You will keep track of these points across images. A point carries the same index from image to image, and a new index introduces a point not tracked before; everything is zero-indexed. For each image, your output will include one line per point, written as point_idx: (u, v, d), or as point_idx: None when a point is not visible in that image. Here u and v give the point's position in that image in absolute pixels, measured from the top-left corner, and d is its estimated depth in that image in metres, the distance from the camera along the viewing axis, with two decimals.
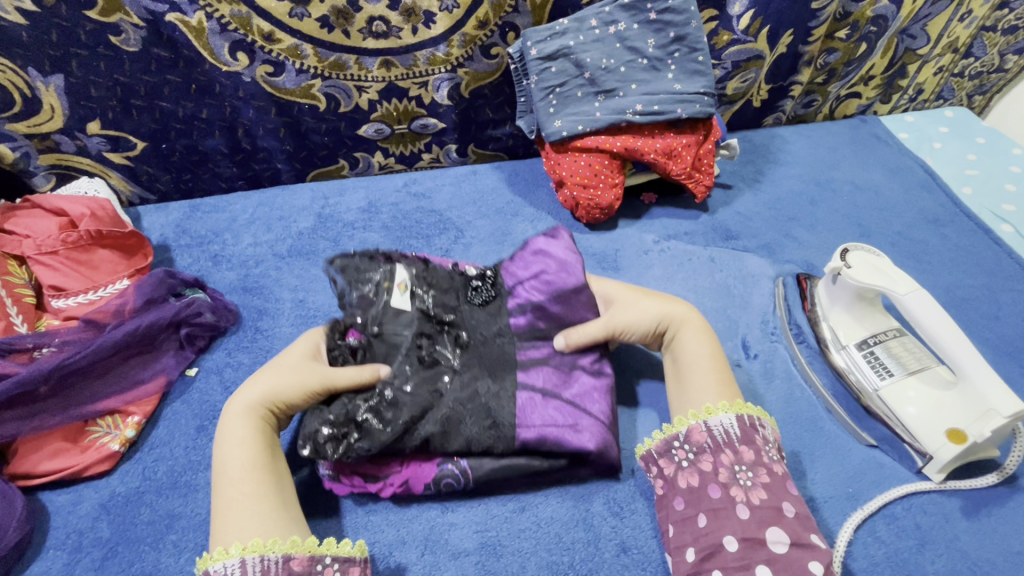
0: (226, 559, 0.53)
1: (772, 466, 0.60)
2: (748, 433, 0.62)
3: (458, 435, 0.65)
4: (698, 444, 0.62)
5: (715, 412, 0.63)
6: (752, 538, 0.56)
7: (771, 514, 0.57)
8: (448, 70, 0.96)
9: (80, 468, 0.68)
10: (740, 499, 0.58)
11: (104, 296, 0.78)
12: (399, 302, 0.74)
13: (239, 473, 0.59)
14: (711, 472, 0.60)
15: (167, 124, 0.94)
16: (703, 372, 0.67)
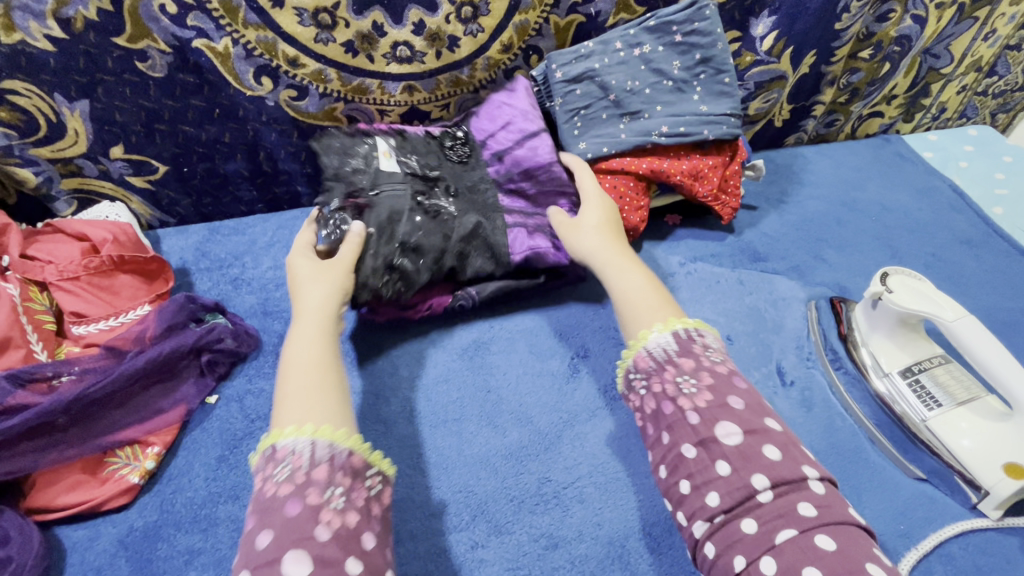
0: (298, 435, 0.53)
1: (713, 366, 0.59)
2: (684, 343, 0.61)
3: (471, 266, 0.82)
4: (644, 369, 0.61)
5: (652, 335, 0.62)
6: (702, 443, 0.54)
7: (717, 411, 0.55)
8: (470, 92, 0.96)
9: (98, 502, 0.66)
10: (688, 406, 0.56)
11: (125, 322, 0.77)
12: (388, 166, 0.84)
13: (301, 372, 0.60)
14: (662, 391, 0.58)
15: (190, 148, 0.94)
16: (645, 299, 0.69)
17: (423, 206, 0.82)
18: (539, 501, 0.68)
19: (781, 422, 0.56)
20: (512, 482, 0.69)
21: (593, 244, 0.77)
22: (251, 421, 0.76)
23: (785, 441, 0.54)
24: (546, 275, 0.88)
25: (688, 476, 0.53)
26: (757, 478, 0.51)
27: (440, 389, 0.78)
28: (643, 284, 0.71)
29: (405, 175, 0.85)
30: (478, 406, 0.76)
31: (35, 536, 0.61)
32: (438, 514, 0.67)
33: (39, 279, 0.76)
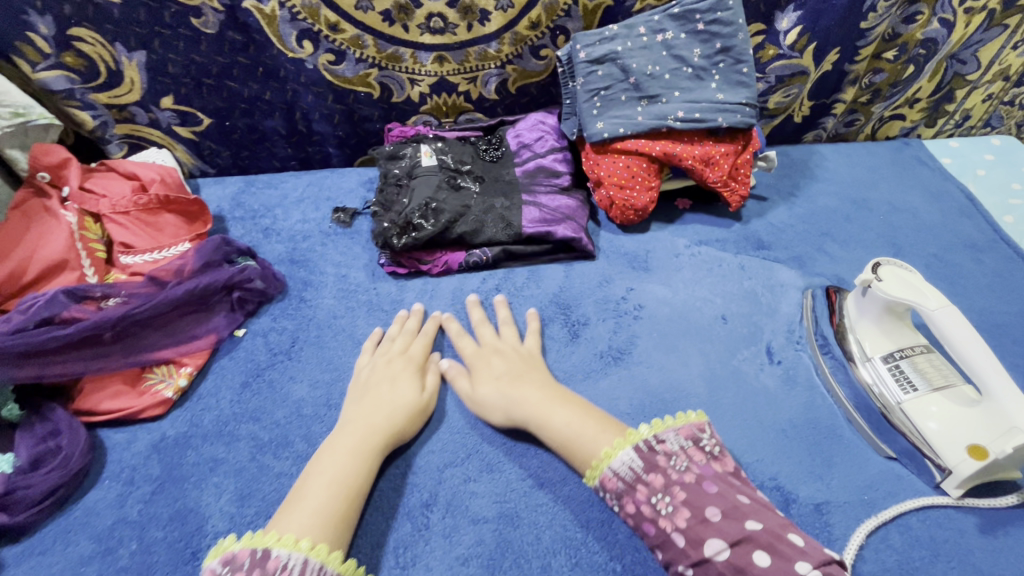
0: (293, 549, 0.56)
1: (686, 479, 0.61)
2: (650, 459, 0.63)
3: (483, 233, 0.92)
4: (612, 492, 0.63)
5: (617, 453, 0.64)
6: (699, 562, 0.56)
7: (701, 528, 0.57)
8: (497, 66, 1.00)
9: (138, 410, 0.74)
10: (670, 527, 0.59)
11: (167, 256, 0.84)
12: (427, 162, 1.00)
13: (331, 487, 0.63)
14: (637, 513, 0.61)
15: (233, 103, 1.00)
16: (584, 430, 0.68)
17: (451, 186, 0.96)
18: (529, 446, 0.74)
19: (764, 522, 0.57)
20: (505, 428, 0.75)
21: (504, 394, 0.73)
22: (274, 355, 0.83)
23: (774, 534, 0.56)
24: (554, 245, 0.94)
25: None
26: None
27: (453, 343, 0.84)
28: (570, 420, 0.69)
29: (438, 166, 1.00)
30: None
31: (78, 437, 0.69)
32: (437, 449, 0.73)
33: (93, 213, 0.84)
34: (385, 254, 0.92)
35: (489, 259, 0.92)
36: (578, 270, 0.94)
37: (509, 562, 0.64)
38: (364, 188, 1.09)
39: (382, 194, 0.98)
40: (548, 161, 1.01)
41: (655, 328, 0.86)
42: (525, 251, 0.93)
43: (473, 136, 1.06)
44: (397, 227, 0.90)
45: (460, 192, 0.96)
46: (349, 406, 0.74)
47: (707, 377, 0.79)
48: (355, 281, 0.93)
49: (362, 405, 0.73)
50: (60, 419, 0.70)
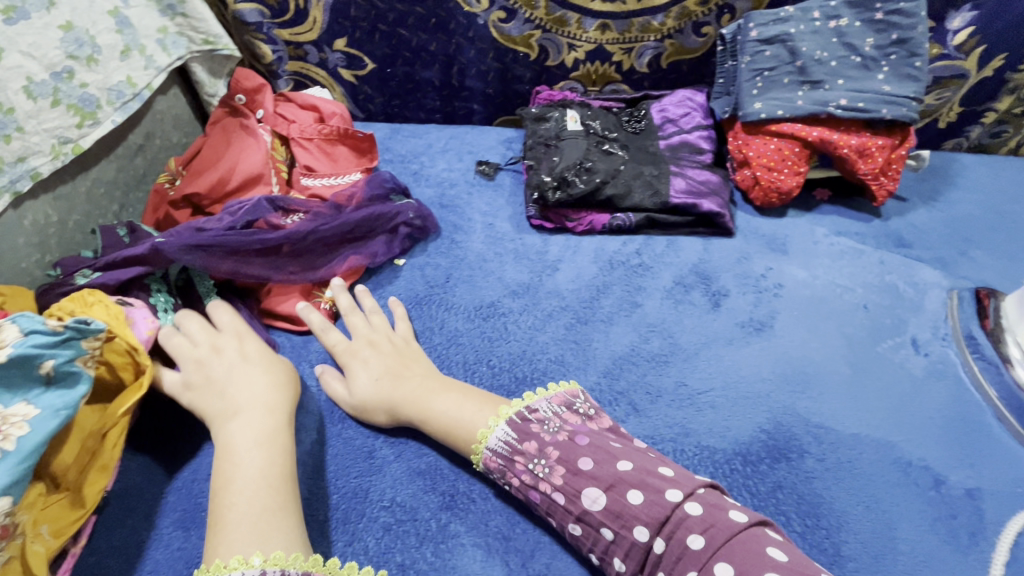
0: (247, 567, 0.52)
1: (550, 436, 0.63)
2: (524, 428, 0.64)
3: (630, 198, 0.95)
4: (495, 468, 0.64)
5: (499, 421, 0.65)
6: (584, 518, 0.58)
7: (576, 481, 0.60)
8: (656, 40, 1.02)
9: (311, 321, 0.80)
10: (550, 488, 0.60)
11: (342, 183, 0.91)
12: (574, 127, 1.04)
13: (256, 491, 0.58)
14: (523, 484, 0.62)
15: (399, 51, 1.06)
16: (462, 419, 0.67)
17: (599, 151, 1.00)
18: (675, 399, 0.76)
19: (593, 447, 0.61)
20: (651, 378, 0.78)
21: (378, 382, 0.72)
22: (431, 287, 0.89)
23: (643, 470, 0.59)
24: (695, 219, 0.97)
25: (594, 553, 0.59)
26: (640, 531, 0.56)
27: (598, 299, 0.88)
28: (453, 404, 0.68)
29: (584, 131, 1.04)
30: (624, 315, 0.86)
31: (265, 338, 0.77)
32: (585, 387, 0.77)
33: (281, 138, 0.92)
34: (534, 208, 0.96)
35: (631, 225, 0.96)
36: (717, 246, 0.96)
37: None
38: (503, 146, 1.13)
39: (531, 151, 1.02)
40: (694, 137, 1.03)
41: (796, 307, 0.87)
42: (667, 220, 0.96)
43: (618, 107, 1.09)
44: (551, 182, 0.94)
45: (609, 157, 0.99)
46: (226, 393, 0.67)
47: (850, 359, 0.81)
48: (501, 230, 0.97)
49: (232, 385, 0.67)
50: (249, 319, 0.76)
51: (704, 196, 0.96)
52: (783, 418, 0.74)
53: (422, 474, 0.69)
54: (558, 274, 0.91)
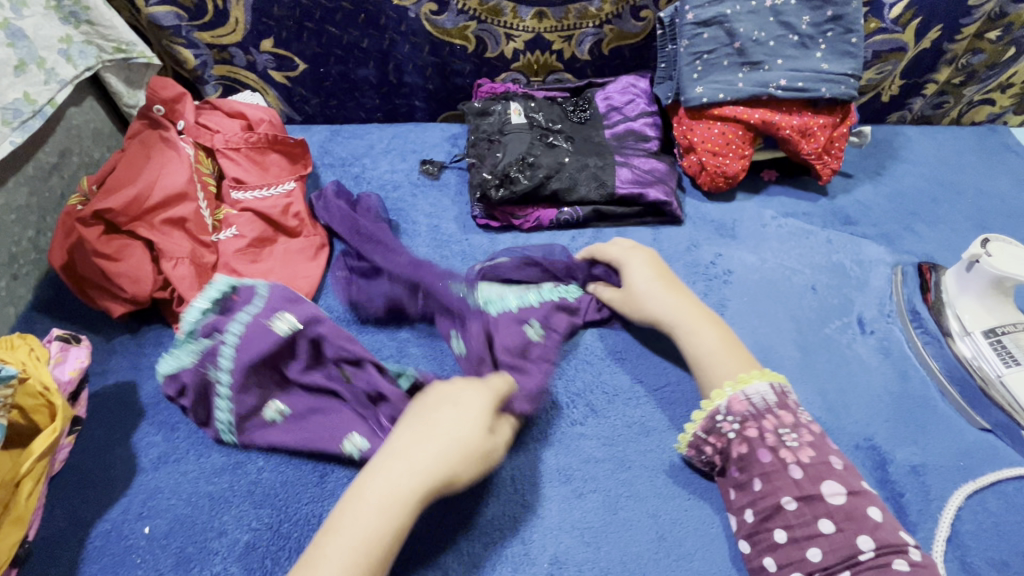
0: None
1: (811, 425, 0.63)
2: (784, 399, 0.64)
3: (576, 191, 0.93)
4: (739, 413, 0.63)
5: (751, 382, 0.64)
6: (807, 495, 0.57)
7: (821, 469, 0.59)
8: (595, 26, 1.00)
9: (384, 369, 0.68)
10: (790, 459, 0.60)
11: (274, 194, 0.87)
12: (518, 121, 1.01)
13: (359, 545, 0.51)
14: (757, 438, 0.61)
15: (330, 49, 1.02)
16: (726, 354, 0.68)
17: (543, 144, 0.97)
18: (630, 396, 0.74)
19: (843, 459, 0.61)
20: (607, 376, 0.76)
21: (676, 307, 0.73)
22: None
23: (848, 472, 0.59)
24: (644, 209, 0.95)
25: (786, 528, 0.57)
26: (864, 540, 0.54)
27: None
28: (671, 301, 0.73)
29: (528, 124, 1.01)
30: None
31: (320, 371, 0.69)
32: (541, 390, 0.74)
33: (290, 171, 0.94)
34: (479, 207, 0.93)
35: (579, 218, 0.94)
36: (665, 234, 0.95)
37: (625, 498, 0.65)
38: (448, 143, 1.10)
39: (474, 148, 0.99)
40: (639, 125, 1.02)
41: (746, 293, 0.87)
42: (615, 212, 0.94)
43: (561, 97, 1.06)
44: (494, 179, 0.91)
45: (554, 150, 0.96)
46: (408, 428, 0.59)
47: (800, 341, 0.81)
48: (447, 232, 0.95)
49: (435, 432, 0.58)
50: (323, 326, 0.69)
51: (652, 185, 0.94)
52: None
53: None
54: None
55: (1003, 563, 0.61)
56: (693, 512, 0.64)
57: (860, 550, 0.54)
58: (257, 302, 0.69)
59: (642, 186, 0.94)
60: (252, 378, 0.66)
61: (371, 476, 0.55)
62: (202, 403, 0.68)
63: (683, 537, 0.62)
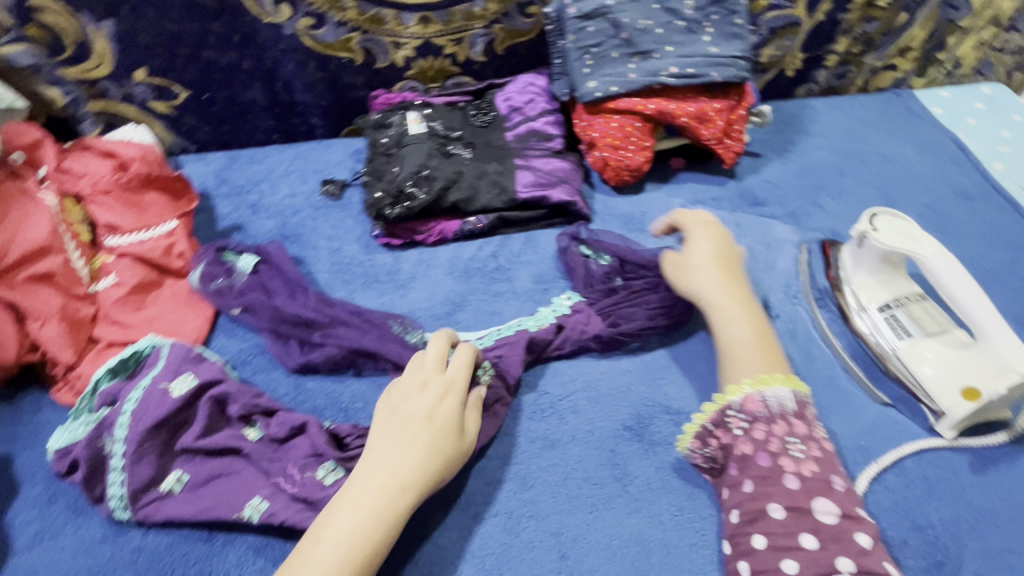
0: None
1: (823, 442, 0.61)
2: (799, 407, 0.62)
3: (478, 200, 0.90)
4: (751, 413, 0.62)
5: (772, 384, 0.63)
6: (798, 507, 0.56)
7: (821, 486, 0.57)
8: (484, 26, 0.97)
9: (297, 420, 0.65)
10: (790, 469, 0.58)
11: (153, 236, 0.83)
12: (416, 131, 0.97)
13: (339, 564, 0.51)
14: (763, 441, 0.60)
15: (210, 74, 0.96)
16: (757, 355, 0.67)
17: (442, 153, 0.94)
18: (537, 409, 0.72)
19: (846, 482, 0.59)
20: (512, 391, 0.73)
21: (720, 289, 0.72)
22: None
23: (847, 499, 0.57)
24: (549, 211, 0.93)
25: (767, 535, 0.55)
26: (843, 561, 0.52)
27: (455, 314, 0.84)
28: (715, 281, 0.72)
29: (428, 133, 0.97)
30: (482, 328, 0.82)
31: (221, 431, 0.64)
32: None
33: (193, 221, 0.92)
34: (379, 226, 0.91)
35: (484, 227, 0.91)
36: None
37: (526, 519, 0.63)
38: (352, 159, 1.06)
39: (371, 164, 0.95)
40: (540, 124, 0.98)
41: None
42: (519, 217, 0.92)
43: (462, 101, 1.03)
44: (390, 196, 0.89)
45: (451, 159, 0.94)
46: (377, 430, 0.60)
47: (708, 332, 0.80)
48: (349, 254, 0.91)
49: (399, 432, 0.59)
50: (227, 384, 0.66)
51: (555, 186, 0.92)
52: (644, 410, 0.72)
53: (270, 544, 0.61)
54: (410, 293, 0.86)
55: (904, 542, 0.60)
56: (597, 524, 0.62)
57: (837, 570, 0.52)
58: (163, 364, 0.67)
59: (543, 188, 0.92)
60: (146, 447, 0.61)
61: (349, 486, 0.56)
62: (96, 479, 0.62)
63: (584, 554, 0.61)
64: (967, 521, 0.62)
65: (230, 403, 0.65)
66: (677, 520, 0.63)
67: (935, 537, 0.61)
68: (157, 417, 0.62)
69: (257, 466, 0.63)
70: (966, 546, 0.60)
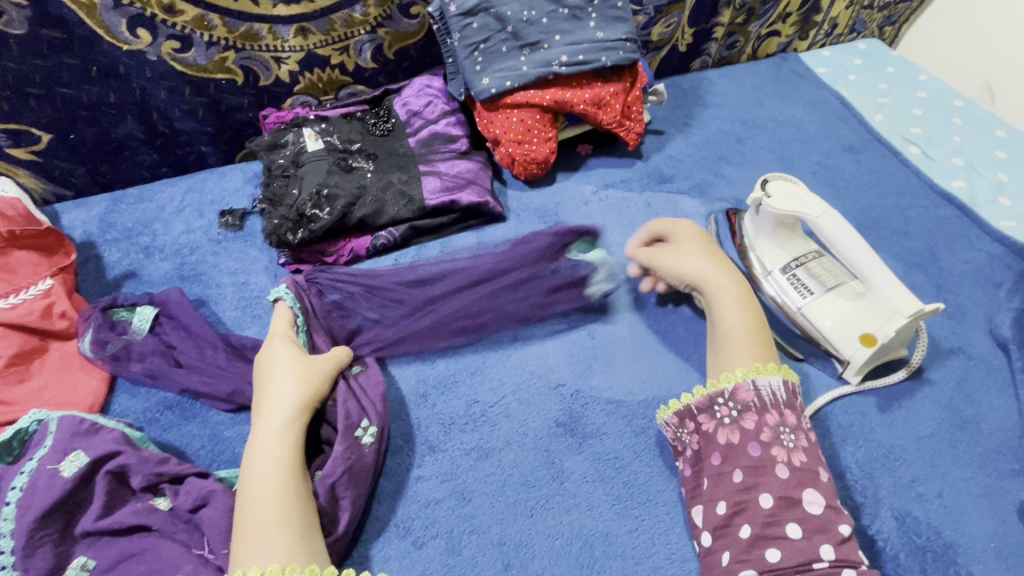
0: None
1: (809, 431, 0.60)
2: (785, 399, 0.61)
3: (385, 213, 0.87)
4: (743, 402, 0.60)
5: (765, 372, 0.62)
6: (788, 497, 0.54)
7: (809, 476, 0.56)
8: (367, 31, 0.93)
9: (210, 490, 0.60)
10: (782, 458, 0.56)
11: (26, 298, 0.75)
12: (314, 147, 0.92)
13: (266, 502, 0.55)
14: (753, 431, 0.58)
15: (72, 112, 0.87)
16: (751, 339, 0.66)
17: (342, 169, 0.89)
18: (466, 420, 0.70)
19: (829, 471, 0.58)
20: (442, 407, 0.72)
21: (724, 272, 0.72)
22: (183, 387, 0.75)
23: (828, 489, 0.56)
24: (461, 213, 0.92)
25: (752, 525, 0.54)
26: (826, 548, 0.51)
27: None
28: (710, 262, 0.73)
29: (326, 149, 0.92)
30: None
31: (127, 505, 0.59)
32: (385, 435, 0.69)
33: (74, 278, 0.84)
34: (284, 253, 0.87)
35: (397, 240, 0.88)
36: (490, 234, 0.92)
37: (468, 536, 0.62)
38: (250, 184, 0.99)
39: (269, 189, 0.90)
40: (442, 126, 0.95)
41: None
42: (431, 225, 0.90)
43: (361, 110, 0.98)
44: (289, 222, 0.84)
45: (352, 174, 0.89)
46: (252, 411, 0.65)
47: (632, 318, 0.80)
48: (256, 287, 0.86)
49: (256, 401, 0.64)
50: (124, 454, 0.61)
51: (464, 190, 0.91)
52: (575, 404, 0.72)
53: None
54: None
55: None
56: (539, 526, 0.62)
57: (820, 558, 0.51)
58: (48, 443, 0.61)
59: (452, 192, 0.90)
60: (40, 537, 0.55)
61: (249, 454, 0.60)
62: None
63: (528, 559, 0.60)
64: (880, 460, 0.66)
65: (131, 474, 0.60)
66: (615, 508, 0.64)
67: (852, 480, 0.64)
68: (47, 502, 0.56)
69: (172, 538, 0.57)
70: (879, 483, 0.64)
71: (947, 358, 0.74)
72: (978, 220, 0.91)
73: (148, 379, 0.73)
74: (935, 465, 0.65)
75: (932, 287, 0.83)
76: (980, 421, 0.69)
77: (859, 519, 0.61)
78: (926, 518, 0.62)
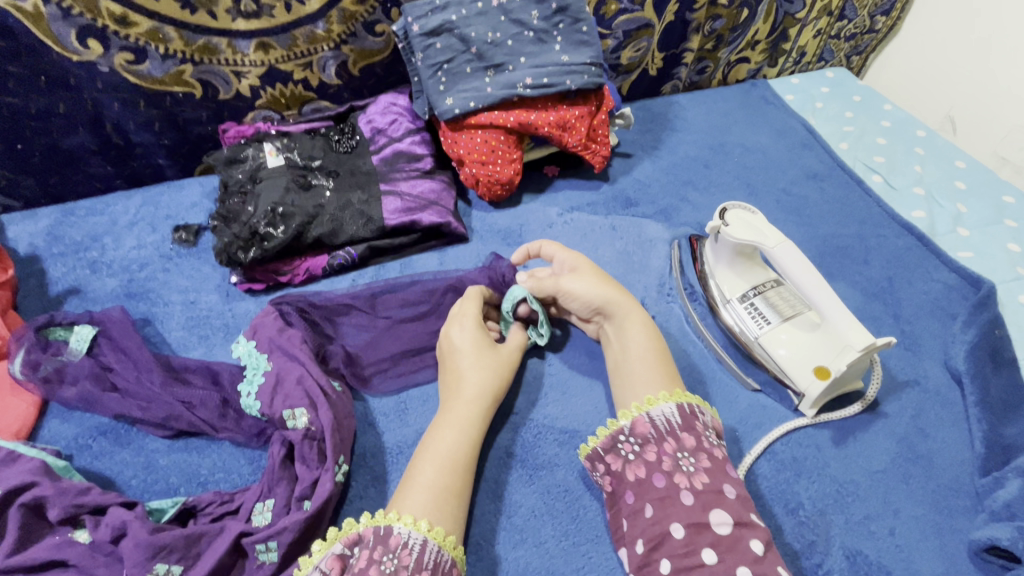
0: (411, 529, 0.53)
1: (713, 449, 0.58)
2: (689, 419, 0.59)
3: (343, 232, 0.85)
4: (642, 436, 0.59)
5: (657, 403, 0.60)
6: (697, 523, 0.52)
7: (715, 497, 0.54)
8: (331, 48, 0.92)
9: (125, 519, 0.56)
10: (684, 484, 0.55)
11: None
12: (273, 163, 0.90)
13: (445, 467, 0.60)
14: (656, 462, 0.57)
15: (19, 122, 0.84)
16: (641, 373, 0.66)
17: (300, 186, 0.87)
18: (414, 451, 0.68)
19: (739, 487, 0.56)
20: (388, 437, 0.69)
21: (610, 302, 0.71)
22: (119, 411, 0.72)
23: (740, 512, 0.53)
24: (423, 234, 0.90)
25: (671, 557, 0.52)
26: (741, 571, 0.49)
27: None
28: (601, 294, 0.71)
29: (285, 166, 0.90)
30: None
31: (40, 542, 0.55)
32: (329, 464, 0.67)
33: (13, 294, 0.81)
34: (236, 272, 0.84)
35: (355, 259, 0.86)
36: (452, 255, 0.91)
37: None
38: (208, 199, 0.97)
39: (223, 205, 0.87)
40: (406, 145, 0.94)
41: None
42: (391, 245, 0.88)
43: (324, 127, 0.96)
44: (242, 239, 0.82)
45: (311, 191, 0.87)
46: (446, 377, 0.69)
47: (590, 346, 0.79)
48: (206, 306, 0.83)
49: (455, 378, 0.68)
50: (43, 486, 0.57)
51: (426, 210, 0.89)
52: (527, 433, 0.70)
53: None
54: None
55: (777, 529, 0.62)
56: (484, 563, 0.60)
57: None
58: None
59: (413, 212, 0.88)
60: None
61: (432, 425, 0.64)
62: None
63: None
64: (833, 495, 0.64)
65: (49, 507, 0.57)
66: (563, 544, 0.62)
67: (805, 517, 0.63)
68: None
69: (90, 574, 0.54)
70: (831, 520, 0.63)
71: (902, 391, 0.74)
72: (936, 251, 0.92)
73: (81, 404, 0.69)
74: (888, 501, 0.64)
75: (890, 317, 0.83)
76: (933, 456, 0.68)
77: (810, 558, 0.60)
78: (876, 556, 0.60)
